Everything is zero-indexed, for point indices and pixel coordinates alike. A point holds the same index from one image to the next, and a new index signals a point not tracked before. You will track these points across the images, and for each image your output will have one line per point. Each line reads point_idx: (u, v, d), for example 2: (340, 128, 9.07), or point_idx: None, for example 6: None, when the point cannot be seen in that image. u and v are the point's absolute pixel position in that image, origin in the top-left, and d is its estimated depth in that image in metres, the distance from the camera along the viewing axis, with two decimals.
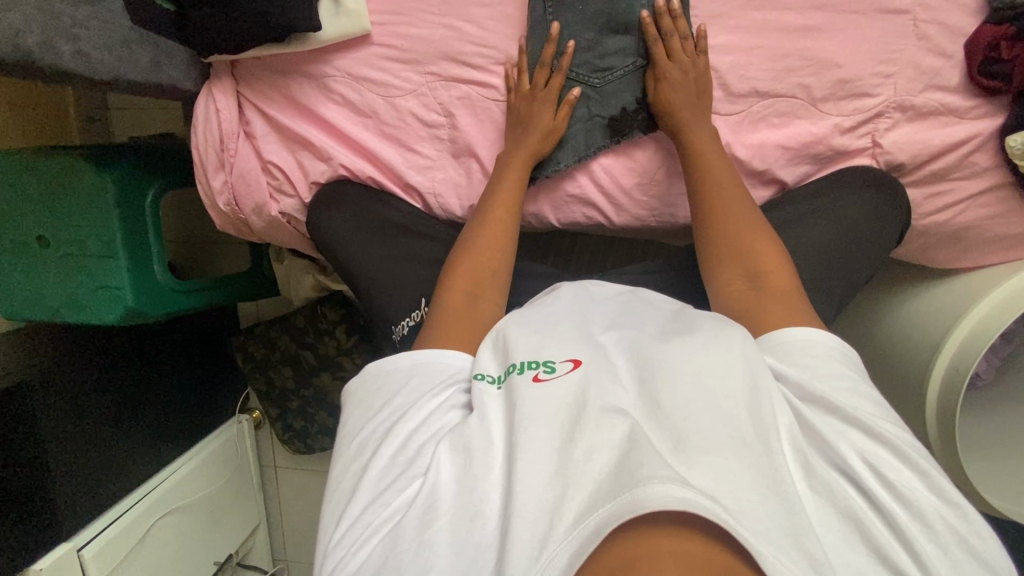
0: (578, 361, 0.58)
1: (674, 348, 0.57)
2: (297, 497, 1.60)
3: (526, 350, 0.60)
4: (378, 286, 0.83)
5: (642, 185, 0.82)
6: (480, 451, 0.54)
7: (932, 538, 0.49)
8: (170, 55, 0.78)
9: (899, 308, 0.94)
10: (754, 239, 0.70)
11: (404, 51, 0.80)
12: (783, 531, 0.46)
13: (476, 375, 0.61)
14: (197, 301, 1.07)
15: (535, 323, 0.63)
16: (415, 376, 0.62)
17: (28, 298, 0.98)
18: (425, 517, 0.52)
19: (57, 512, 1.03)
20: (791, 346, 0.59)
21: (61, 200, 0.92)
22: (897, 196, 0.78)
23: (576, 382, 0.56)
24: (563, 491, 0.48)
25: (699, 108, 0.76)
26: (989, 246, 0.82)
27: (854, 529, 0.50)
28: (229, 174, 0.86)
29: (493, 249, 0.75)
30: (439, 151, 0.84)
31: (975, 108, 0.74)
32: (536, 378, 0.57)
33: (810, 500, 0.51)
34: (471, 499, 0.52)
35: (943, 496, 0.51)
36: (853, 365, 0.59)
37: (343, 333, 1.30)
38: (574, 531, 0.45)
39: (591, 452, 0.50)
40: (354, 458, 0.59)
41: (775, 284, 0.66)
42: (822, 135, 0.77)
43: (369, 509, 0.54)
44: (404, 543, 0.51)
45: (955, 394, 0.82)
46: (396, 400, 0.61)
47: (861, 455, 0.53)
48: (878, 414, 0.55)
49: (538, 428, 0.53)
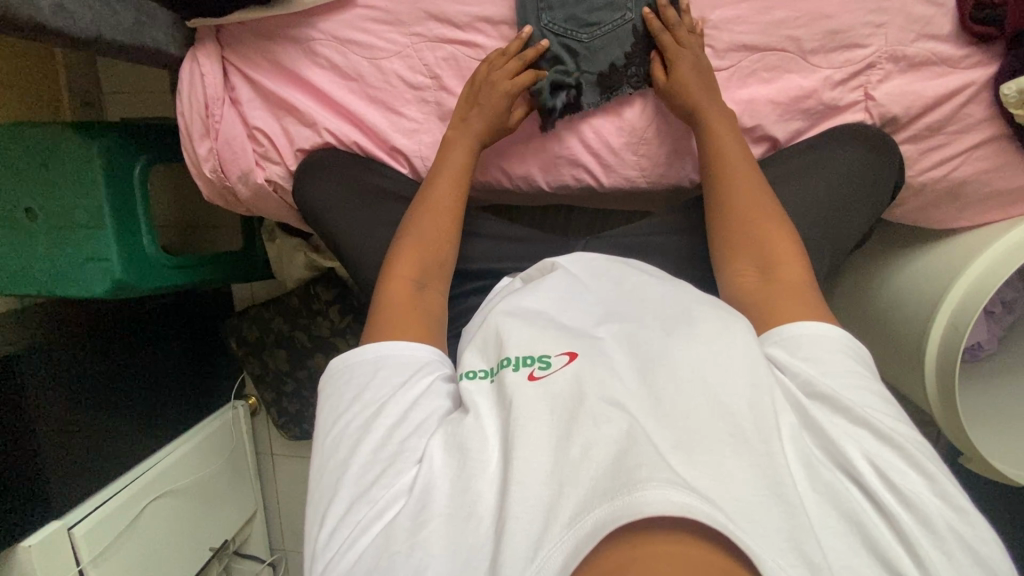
0: (573, 354, 0.57)
1: (673, 343, 0.55)
2: (294, 485, 1.58)
3: (521, 346, 0.58)
4: (362, 253, 0.82)
5: (631, 145, 0.81)
6: (475, 448, 0.53)
7: (936, 544, 0.47)
8: (154, 18, 0.78)
9: (897, 272, 0.92)
10: (761, 225, 0.68)
11: (388, 12, 0.80)
12: (782, 535, 0.45)
13: (465, 374, 0.60)
14: (186, 277, 1.06)
15: (527, 317, 0.62)
16: (381, 370, 0.61)
17: (19, 271, 0.97)
18: (418, 516, 0.50)
19: (51, 490, 1.02)
20: (789, 340, 0.58)
21: (48, 170, 0.92)
22: (891, 151, 0.77)
23: (574, 375, 0.54)
24: (559, 491, 0.47)
25: (691, 62, 0.74)
26: (988, 203, 0.80)
27: (854, 531, 0.48)
28: (214, 141, 0.85)
29: (440, 234, 0.75)
30: (426, 114, 0.84)
31: (968, 57, 0.73)
32: (532, 376, 0.55)
33: (812, 502, 0.50)
34: (466, 499, 0.51)
35: (948, 499, 0.49)
36: (860, 363, 0.57)
37: (336, 313, 1.29)
38: (570, 530, 0.44)
39: (588, 449, 0.49)
40: (343, 448, 0.57)
41: (787, 278, 0.64)
42: (812, 88, 0.76)
43: (360, 505, 0.53)
44: (396, 544, 0.49)
45: (956, 349, 0.80)
46: (368, 395, 0.59)
47: (865, 456, 0.51)
48: (882, 414, 0.53)
49: (534, 424, 0.52)
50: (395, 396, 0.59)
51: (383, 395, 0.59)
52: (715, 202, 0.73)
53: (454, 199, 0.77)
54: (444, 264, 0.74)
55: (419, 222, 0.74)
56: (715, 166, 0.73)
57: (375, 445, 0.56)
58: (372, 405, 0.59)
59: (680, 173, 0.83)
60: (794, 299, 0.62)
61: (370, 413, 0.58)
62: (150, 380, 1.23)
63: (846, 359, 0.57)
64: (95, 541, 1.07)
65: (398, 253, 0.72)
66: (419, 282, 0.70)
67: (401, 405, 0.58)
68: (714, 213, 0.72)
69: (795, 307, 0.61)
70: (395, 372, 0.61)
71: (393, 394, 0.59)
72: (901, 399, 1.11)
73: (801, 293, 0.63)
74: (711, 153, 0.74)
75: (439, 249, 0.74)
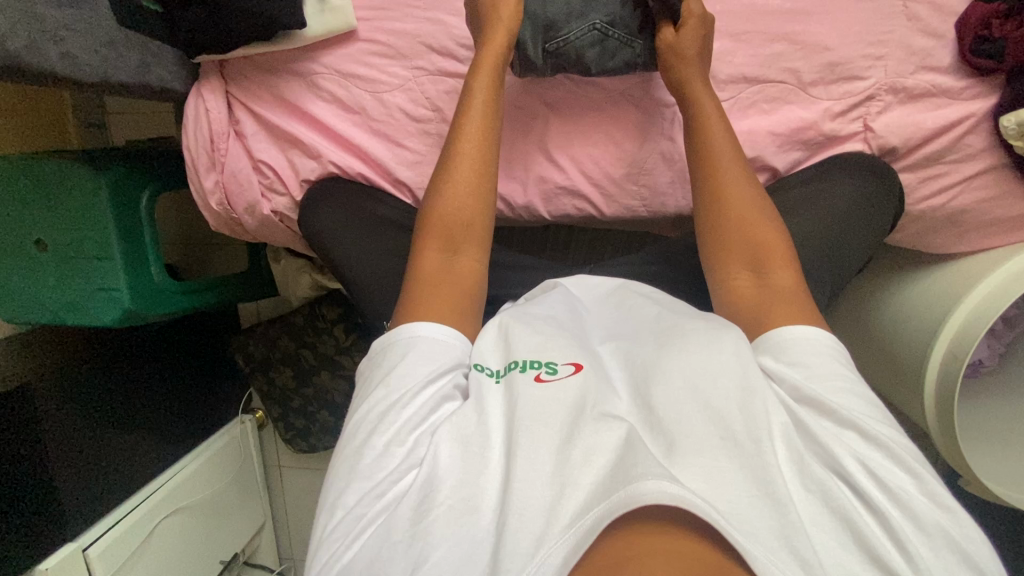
0: (579, 365, 0.58)
1: (667, 352, 0.57)
2: (301, 496, 1.60)
3: (528, 349, 0.59)
4: (369, 281, 0.82)
5: (631, 175, 0.83)
6: (477, 443, 0.54)
7: (925, 540, 0.48)
8: (159, 56, 0.79)
9: (895, 296, 0.93)
10: (756, 225, 0.67)
11: (390, 46, 0.81)
12: (773, 533, 0.46)
13: (476, 365, 0.60)
14: (194, 301, 1.08)
15: (536, 322, 0.62)
16: (411, 352, 0.59)
17: (29, 303, 0.99)
18: (421, 506, 0.50)
19: (63, 513, 1.04)
20: (775, 345, 0.58)
21: (55, 204, 0.94)
22: (890, 182, 0.77)
23: (579, 386, 0.56)
24: (561, 491, 0.48)
25: (698, 85, 0.73)
26: (987, 229, 0.81)
27: (845, 529, 0.48)
28: (221, 174, 0.86)
29: (472, 192, 0.70)
30: (427, 146, 0.84)
31: (968, 88, 0.73)
32: (539, 378, 0.56)
33: (800, 498, 0.50)
34: (470, 494, 0.51)
35: (936, 499, 0.50)
36: (845, 362, 0.58)
37: (342, 332, 1.30)
38: (571, 528, 0.45)
39: (590, 454, 0.50)
40: (363, 432, 0.56)
41: (781, 278, 0.64)
42: (812, 120, 0.77)
43: (366, 499, 0.53)
44: (399, 535, 0.50)
45: (955, 378, 0.80)
46: (392, 380, 0.58)
47: (859, 461, 0.51)
48: (872, 417, 0.53)
49: (538, 428, 0.53)
50: (418, 388, 0.57)
51: (405, 385, 0.57)
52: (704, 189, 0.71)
53: (486, 139, 0.72)
54: (474, 226, 0.69)
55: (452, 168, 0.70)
56: (713, 178, 0.71)
57: (388, 436, 0.55)
58: (395, 393, 0.57)
59: (681, 202, 0.84)
60: (790, 311, 0.61)
61: (393, 399, 0.56)
62: (153, 399, 1.26)
63: (831, 361, 0.57)
64: (109, 561, 1.07)
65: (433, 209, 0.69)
66: (453, 250, 0.67)
67: (418, 399, 0.57)
68: (703, 217, 0.71)
69: (791, 314, 0.61)
70: (422, 359, 0.59)
71: (416, 385, 0.57)
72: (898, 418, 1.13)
73: (798, 299, 0.62)
74: (706, 160, 0.72)
75: (471, 214, 0.69)
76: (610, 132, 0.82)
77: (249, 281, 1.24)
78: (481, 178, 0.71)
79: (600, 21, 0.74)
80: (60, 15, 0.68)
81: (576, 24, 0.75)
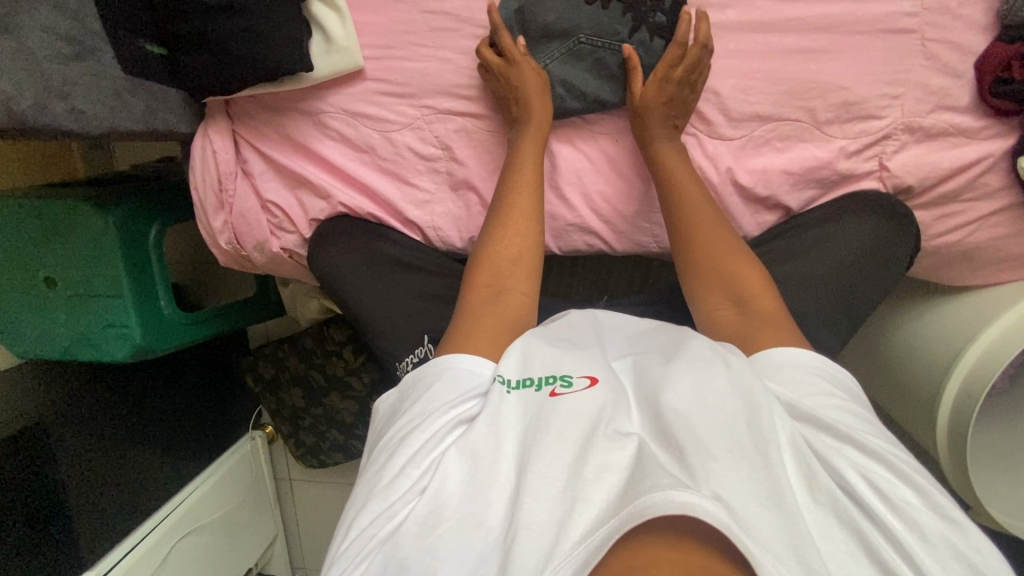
0: (594, 378, 0.54)
1: (676, 364, 0.53)
2: (312, 508, 1.60)
3: (542, 365, 0.56)
4: (382, 321, 0.82)
5: (642, 213, 0.81)
6: (487, 458, 0.50)
7: (932, 553, 0.44)
8: (163, 99, 0.79)
9: (913, 324, 0.92)
10: (733, 258, 0.66)
11: (398, 85, 0.80)
12: (783, 544, 0.41)
13: (498, 378, 0.55)
14: (204, 330, 1.08)
15: (557, 340, 0.59)
16: (438, 381, 0.57)
17: (40, 339, 1.01)
18: (428, 522, 0.47)
19: (78, 532, 1.06)
20: (766, 367, 0.55)
21: (64, 240, 0.94)
22: (907, 224, 0.76)
23: (595, 399, 0.52)
24: (571, 506, 0.44)
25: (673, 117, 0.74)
26: (1003, 264, 0.80)
27: (853, 538, 0.44)
28: (228, 214, 0.86)
29: (519, 239, 0.69)
30: (437, 184, 0.83)
31: (986, 128, 0.72)
32: (552, 395, 0.53)
33: (811, 509, 0.45)
34: (475, 507, 0.48)
35: (939, 511, 0.46)
36: (842, 386, 0.55)
37: (350, 354, 1.28)
38: (581, 544, 0.41)
39: (601, 471, 0.46)
40: (384, 454, 0.54)
41: (762, 310, 0.62)
42: (826, 159, 0.76)
43: (378, 520, 0.50)
44: (405, 550, 0.46)
45: (966, 419, 0.80)
46: (417, 406, 0.56)
47: (862, 476, 0.47)
48: (868, 434, 0.50)
49: (550, 440, 0.49)
50: (440, 411, 0.54)
51: (428, 409, 0.55)
52: (677, 222, 0.72)
53: (536, 181, 0.73)
54: (527, 264, 0.68)
55: (509, 214, 0.70)
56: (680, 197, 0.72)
57: (405, 457, 0.52)
58: (419, 417, 0.55)
59: None
60: (764, 327, 0.60)
61: (415, 422, 0.54)
62: (168, 416, 1.28)
63: (823, 381, 0.54)
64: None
65: (480, 254, 0.68)
66: (500, 285, 0.65)
67: (439, 423, 0.54)
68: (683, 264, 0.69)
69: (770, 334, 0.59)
70: (448, 389, 0.56)
71: (438, 410, 0.54)
72: (910, 441, 1.12)
73: (779, 323, 0.60)
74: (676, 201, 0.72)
75: (525, 254, 0.68)
76: (622, 169, 0.80)
77: (254, 305, 1.22)
78: (527, 226, 0.70)
79: (584, 35, 0.75)
80: (66, 72, 0.69)
81: (558, 45, 0.77)
